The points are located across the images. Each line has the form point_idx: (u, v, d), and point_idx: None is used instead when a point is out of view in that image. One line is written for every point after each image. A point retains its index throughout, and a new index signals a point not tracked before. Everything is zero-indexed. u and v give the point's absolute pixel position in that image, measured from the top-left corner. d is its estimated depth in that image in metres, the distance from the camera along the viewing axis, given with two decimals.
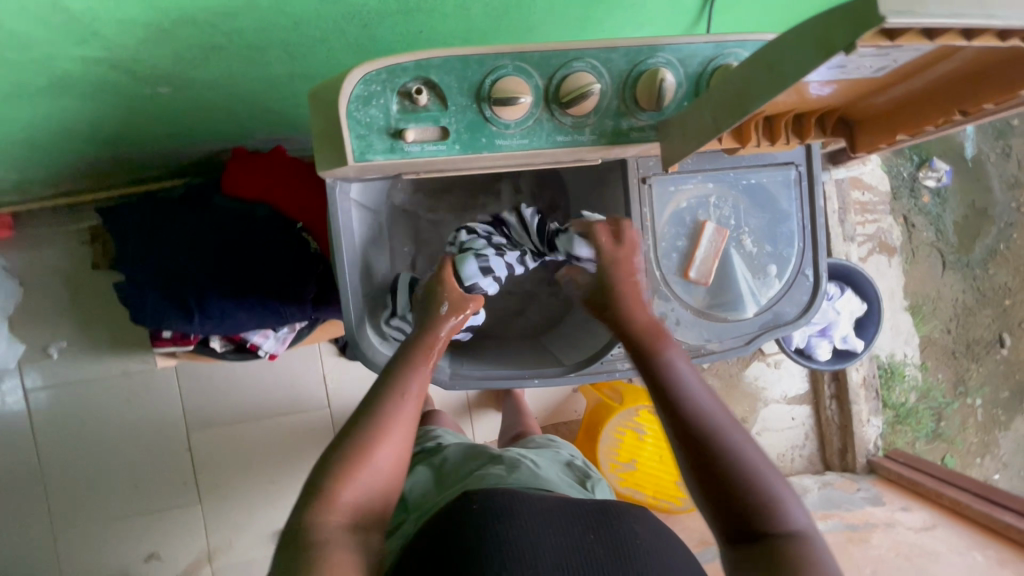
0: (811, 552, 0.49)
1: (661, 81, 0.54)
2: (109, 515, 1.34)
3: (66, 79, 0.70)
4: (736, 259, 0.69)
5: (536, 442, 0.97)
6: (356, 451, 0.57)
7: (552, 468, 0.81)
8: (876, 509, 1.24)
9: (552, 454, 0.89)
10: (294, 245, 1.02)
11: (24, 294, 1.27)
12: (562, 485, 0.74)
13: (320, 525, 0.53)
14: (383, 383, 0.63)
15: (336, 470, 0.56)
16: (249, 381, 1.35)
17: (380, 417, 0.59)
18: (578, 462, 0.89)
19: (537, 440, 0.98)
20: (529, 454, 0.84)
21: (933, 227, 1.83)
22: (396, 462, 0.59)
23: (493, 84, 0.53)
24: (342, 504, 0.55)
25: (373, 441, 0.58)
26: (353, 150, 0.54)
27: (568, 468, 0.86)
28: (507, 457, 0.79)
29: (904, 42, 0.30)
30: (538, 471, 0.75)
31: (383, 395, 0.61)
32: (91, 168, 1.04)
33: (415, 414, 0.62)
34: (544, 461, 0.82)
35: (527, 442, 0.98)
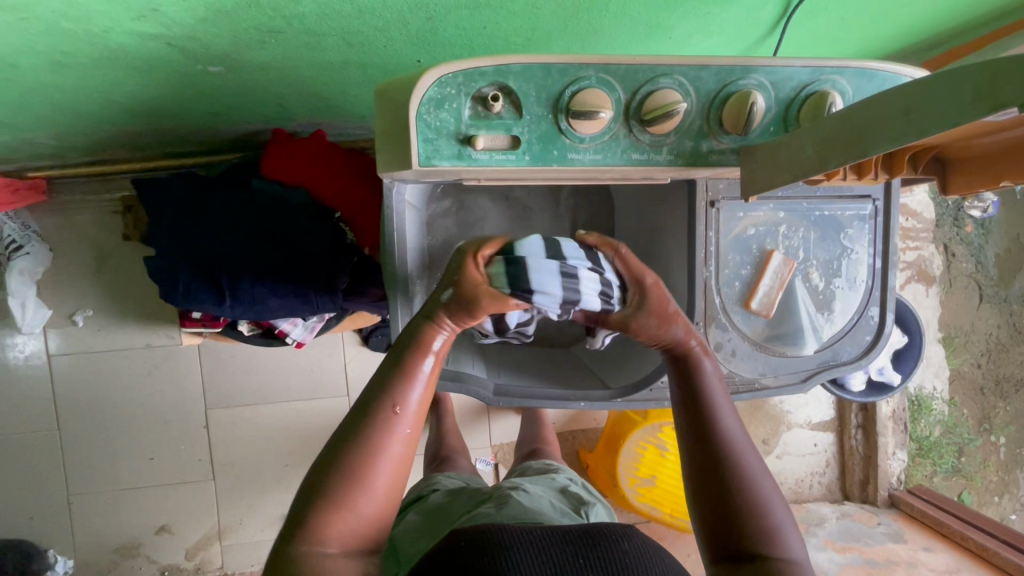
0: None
1: (752, 104, 0.50)
2: (125, 485, 1.35)
3: (119, 52, 0.68)
4: (800, 292, 0.66)
5: (535, 468, 0.93)
6: (343, 469, 0.50)
7: (545, 495, 0.76)
8: (898, 546, 1.21)
9: (547, 480, 0.84)
10: (329, 235, 1.00)
11: (53, 260, 1.26)
12: (554, 518, 0.68)
13: (307, 558, 0.48)
14: (377, 391, 0.54)
15: (321, 490, 0.50)
16: (270, 364, 1.34)
17: (373, 436, 0.52)
18: (573, 487, 0.83)
19: (535, 466, 0.94)
20: (521, 484, 0.79)
21: (974, 258, 1.77)
22: (393, 484, 0.52)
23: (573, 95, 0.50)
24: (329, 534, 0.49)
25: (365, 461, 0.51)
26: (419, 154, 0.52)
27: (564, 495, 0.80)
28: (498, 492, 0.74)
29: None
30: (529, 502, 0.70)
31: (375, 407, 0.53)
32: (131, 139, 1.02)
33: (411, 431, 0.54)
34: (536, 489, 0.77)
35: (526, 469, 0.95)
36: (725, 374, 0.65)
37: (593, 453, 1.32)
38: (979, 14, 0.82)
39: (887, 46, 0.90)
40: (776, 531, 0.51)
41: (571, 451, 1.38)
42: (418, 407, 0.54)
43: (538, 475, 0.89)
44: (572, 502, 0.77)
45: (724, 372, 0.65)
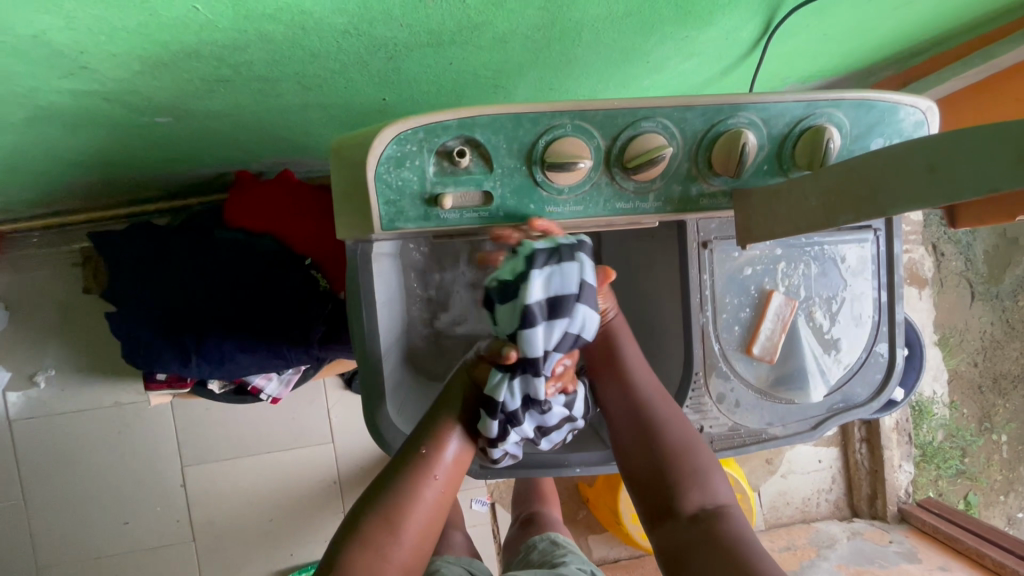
0: (731, 521, 0.52)
1: (744, 145, 0.46)
2: (97, 554, 1.26)
3: (53, 111, 0.62)
4: (805, 333, 0.61)
5: (540, 551, 0.79)
6: (378, 514, 0.53)
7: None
8: (913, 567, 1.17)
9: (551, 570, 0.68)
10: (299, 283, 0.94)
11: (10, 319, 1.18)
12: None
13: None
14: (413, 443, 0.57)
15: (355, 534, 0.52)
16: (249, 414, 1.27)
17: (406, 483, 0.55)
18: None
19: (540, 545, 0.81)
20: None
21: (963, 257, 1.75)
22: (423, 536, 0.54)
23: (548, 145, 0.46)
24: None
25: (402, 511, 0.53)
26: (381, 218, 0.46)
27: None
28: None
29: None
30: None
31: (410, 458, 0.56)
32: (83, 191, 0.96)
33: (444, 486, 0.56)
34: None
35: (531, 550, 0.81)
36: (729, 428, 0.60)
37: (593, 488, 1.26)
38: (964, 23, 0.79)
39: (871, 58, 0.87)
40: (705, 477, 0.54)
41: (570, 486, 1.33)
42: (450, 463, 0.57)
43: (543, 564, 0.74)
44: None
45: (728, 425, 0.60)
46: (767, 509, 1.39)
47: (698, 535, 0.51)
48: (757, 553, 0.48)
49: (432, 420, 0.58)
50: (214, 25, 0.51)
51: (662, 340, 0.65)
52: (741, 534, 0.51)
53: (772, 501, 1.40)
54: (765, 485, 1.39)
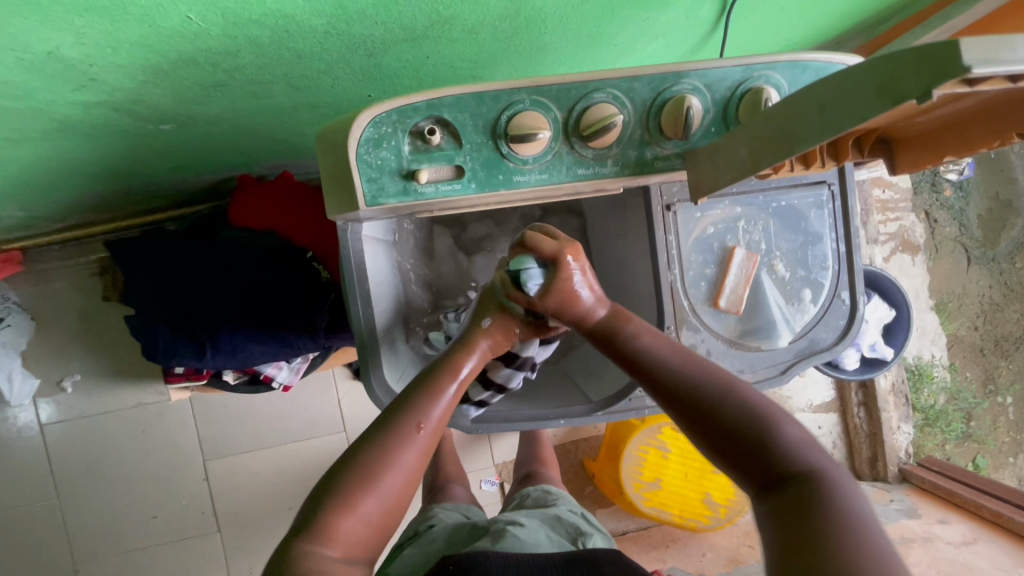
0: (831, 481, 0.45)
1: (688, 108, 0.50)
2: (128, 547, 1.33)
3: (67, 123, 0.68)
4: (768, 284, 0.66)
5: (533, 498, 0.88)
6: (361, 468, 0.52)
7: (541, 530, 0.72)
8: (913, 523, 1.20)
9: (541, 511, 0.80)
10: (302, 275, 1.00)
11: (36, 329, 1.26)
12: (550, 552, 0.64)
13: (308, 559, 0.47)
14: (403, 406, 0.57)
15: (337, 487, 0.51)
16: (264, 408, 1.33)
17: (390, 445, 0.54)
18: (567, 515, 0.80)
19: (534, 494, 0.90)
20: (517, 518, 0.75)
21: (956, 222, 1.77)
22: (403, 494, 0.53)
23: (509, 120, 0.51)
24: (337, 532, 0.49)
25: (383, 464, 0.53)
26: (365, 195, 0.52)
27: (560, 525, 0.77)
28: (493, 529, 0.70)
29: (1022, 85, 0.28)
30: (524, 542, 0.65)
31: (396, 419, 0.56)
32: (98, 202, 1.02)
33: (428, 446, 0.56)
34: (532, 524, 0.73)
35: (524, 497, 0.91)
36: None
37: (596, 462, 1.30)
38: None
39: (833, 29, 0.91)
40: (788, 441, 0.48)
41: (575, 462, 1.37)
42: (437, 425, 0.57)
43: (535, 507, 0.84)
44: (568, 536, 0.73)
45: None
46: None
47: (792, 504, 0.45)
48: (861, 517, 0.42)
49: (422, 381, 0.59)
50: (208, 32, 0.56)
51: (638, 300, 0.70)
52: (845, 497, 0.44)
53: None
54: None
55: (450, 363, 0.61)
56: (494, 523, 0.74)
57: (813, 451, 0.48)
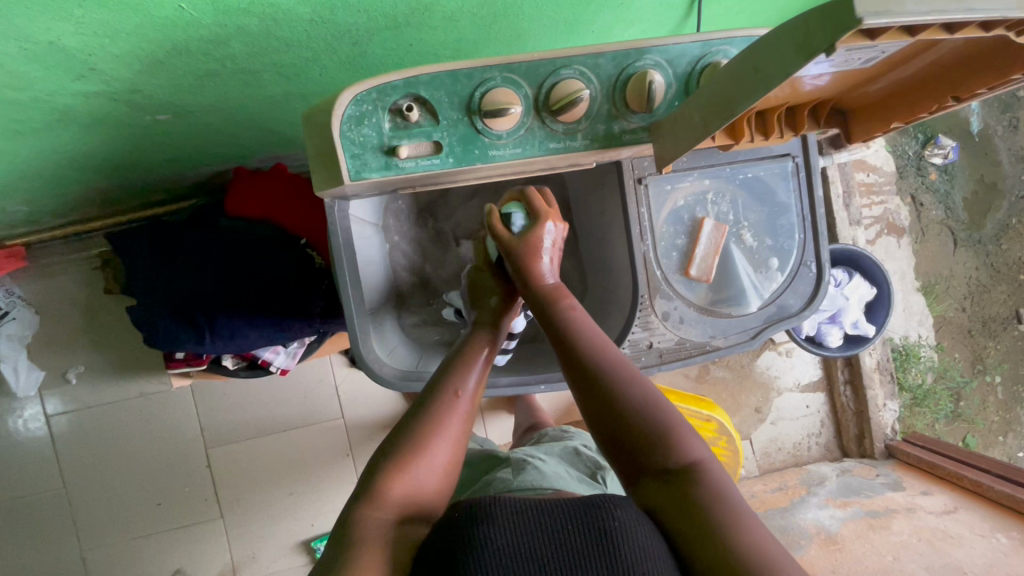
0: (709, 474, 0.51)
1: (651, 82, 0.53)
2: (134, 534, 1.37)
3: (67, 114, 0.72)
4: (737, 254, 0.70)
5: (551, 437, 0.99)
6: (412, 434, 0.56)
7: (561, 464, 0.84)
8: (897, 494, 1.23)
9: (561, 446, 0.91)
10: (297, 261, 1.03)
11: (41, 323, 1.29)
12: (566, 483, 0.76)
13: (368, 523, 0.50)
14: (439, 379, 0.62)
15: (389, 454, 0.55)
16: (264, 396, 1.37)
17: (434, 414, 0.58)
18: (586, 450, 0.91)
19: (552, 432, 1.01)
20: (536, 452, 0.87)
21: (942, 205, 1.80)
22: (453, 458, 0.57)
23: (482, 96, 0.54)
24: (394, 495, 0.52)
25: (432, 429, 0.57)
26: (349, 170, 0.55)
27: (578, 459, 0.88)
28: (516, 460, 0.83)
29: (927, 35, 0.31)
30: (540, 470, 0.77)
31: (436, 391, 0.60)
32: (99, 195, 1.06)
33: (468, 413, 0.60)
34: (550, 457, 0.85)
35: (542, 437, 1.02)
36: (676, 341, 0.68)
37: None
38: None
39: None
40: (676, 435, 0.53)
41: None
42: (474, 394, 0.62)
43: (554, 443, 0.95)
44: (586, 470, 0.85)
45: (675, 338, 0.68)
46: (759, 455, 1.46)
47: (670, 488, 0.50)
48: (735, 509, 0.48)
49: (455, 358, 0.64)
50: (200, 21, 0.59)
51: (615, 272, 0.73)
52: (719, 489, 0.49)
53: (764, 447, 1.46)
54: (754, 432, 1.45)
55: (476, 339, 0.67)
56: (515, 455, 0.87)
57: (692, 440, 0.53)
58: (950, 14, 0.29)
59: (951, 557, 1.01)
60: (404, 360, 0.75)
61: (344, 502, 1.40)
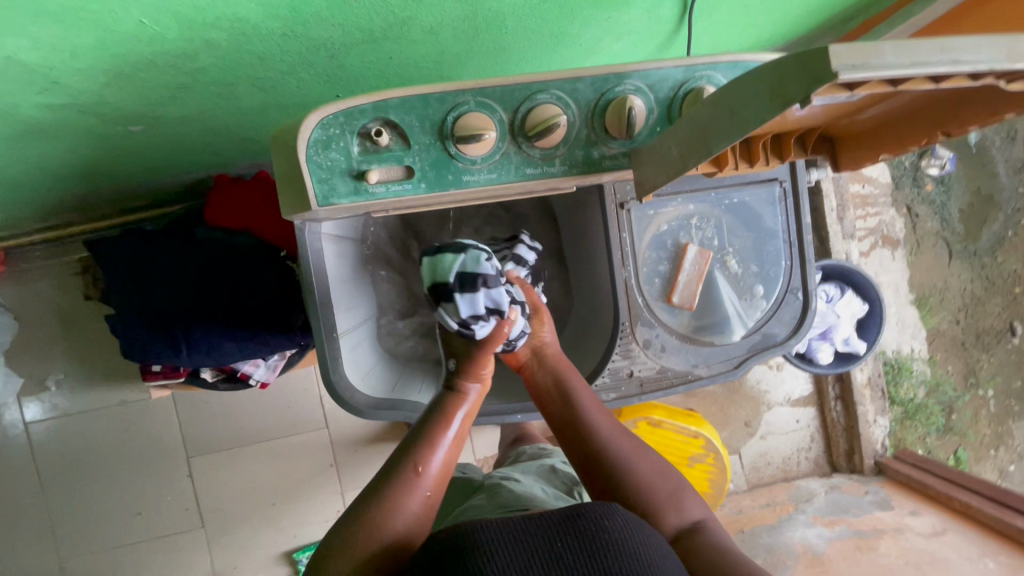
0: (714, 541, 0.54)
1: (630, 108, 0.51)
2: (113, 543, 1.35)
3: (33, 126, 0.69)
4: (721, 280, 0.68)
5: (529, 453, 1.01)
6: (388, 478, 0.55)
7: (538, 481, 0.85)
8: (885, 514, 1.21)
9: (538, 463, 0.93)
10: (278, 273, 1.01)
11: (20, 329, 1.27)
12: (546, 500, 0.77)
13: None
14: (406, 448, 0.58)
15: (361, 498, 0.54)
16: (247, 405, 1.35)
17: (395, 486, 0.54)
18: (562, 465, 0.93)
19: (529, 450, 1.03)
20: (514, 471, 0.88)
21: (937, 217, 1.78)
22: (429, 503, 0.56)
23: (455, 120, 0.52)
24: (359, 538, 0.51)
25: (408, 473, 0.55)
26: (316, 195, 0.53)
27: (555, 475, 0.90)
28: (492, 483, 0.83)
29: (909, 87, 0.30)
30: (520, 488, 0.79)
31: (401, 460, 0.57)
32: (76, 202, 1.03)
33: (435, 488, 0.56)
34: (528, 476, 0.86)
35: (520, 454, 1.03)
36: (657, 370, 0.66)
37: None
38: None
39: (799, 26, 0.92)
40: (679, 500, 0.57)
41: None
42: (440, 468, 0.57)
43: (532, 460, 0.96)
44: (564, 485, 0.87)
45: (656, 367, 0.66)
46: (748, 470, 1.45)
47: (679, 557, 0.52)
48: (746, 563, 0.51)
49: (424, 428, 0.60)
50: (164, 36, 0.57)
51: (597, 295, 0.71)
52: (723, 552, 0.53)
53: (753, 462, 1.45)
54: (743, 447, 1.44)
55: (446, 408, 0.62)
56: (491, 476, 0.87)
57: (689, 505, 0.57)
58: (933, 66, 0.28)
59: None
60: (378, 384, 0.74)
61: (327, 513, 1.38)
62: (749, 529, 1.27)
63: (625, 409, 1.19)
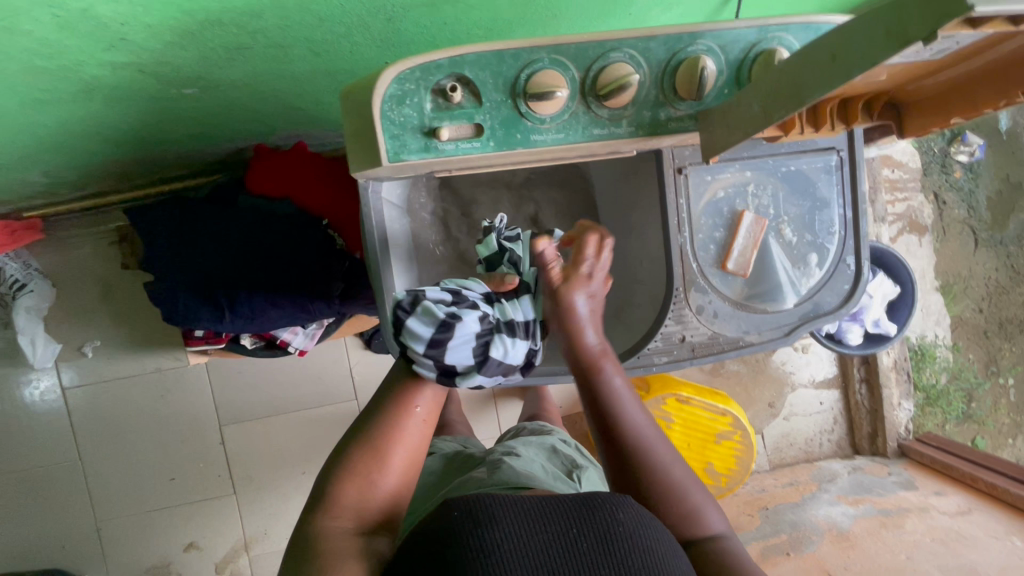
0: (728, 551, 0.57)
1: (703, 69, 0.52)
2: (147, 507, 1.38)
3: (95, 85, 0.70)
4: (775, 249, 0.68)
5: (531, 430, 1.02)
6: (362, 449, 0.59)
7: (539, 459, 0.84)
8: (910, 494, 1.23)
9: (539, 441, 0.93)
10: (320, 242, 1.03)
11: (58, 296, 1.29)
12: (545, 479, 0.76)
13: (323, 534, 0.54)
14: (375, 429, 0.60)
15: (341, 465, 0.58)
16: (278, 375, 1.37)
17: (366, 464, 0.58)
18: (562, 447, 0.93)
19: (531, 427, 1.04)
20: (517, 446, 0.88)
21: (966, 204, 1.77)
22: (409, 468, 0.60)
23: (528, 78, 0.52)
24: (347, 507, 0.56)
25: (385, 444, 0.59)
26: (388, 151, 0.54)
27: (556, 456, 0.90)
28: (494, 458, 0.82)
29: None
30: (521, 466, 0.78)
31: (372, 441, 0.59)
32: (120, 169, 1.05)
33: (406, 462, 0.60)
34: (531, 453, 0.86)
35: (521, 430, 1.05)
36: (710, 335, 0.67)
37: None
38: None
39: None
40: (695, 516, 0.57)
41: (581, 432, 1.40)
42: (407, 451, 0.60)
43: (533, 437, 0.97)
44: (563, 466, 0.86)
45: (708, 333, 0.67)
46: (771, 450, 1.46)
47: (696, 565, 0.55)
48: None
49: (387, 410, 0.61)
50: None
51: (647, 263, 0.72)
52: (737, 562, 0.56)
53: (775, 443, 1.46)
54: (766, 427, 1.45)
55: (403, 398, 0.62)
56: (493, 451, 0.86)
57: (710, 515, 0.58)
58: None
59: (965, 558, 1.01)
60: None
61: None
62: (772, 507, 1.29)
63: (654, 385, 1.20)
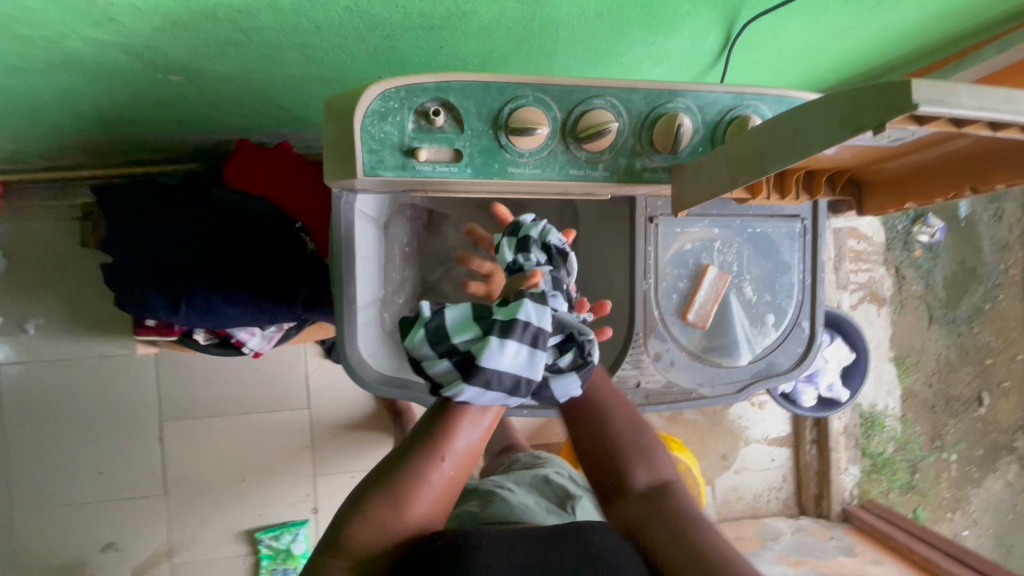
0: (671, 497, 0.54)
1: (679, 125, 0.53)
2: (67, 501, 1.30)
3: (76, 61, 0.69)
4: (736, 305, 0.71)
5: (523, 462, 0.98)
6: (382, 491, 0.51)
7: (530, 493, 0.80)
8: (848, 560, 1.26)
9: (531, 473, 0.88)
10: (289, 244, 1.02)
11: (7, 266, 1.23)
12: (539, 514, 0.73)
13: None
14: (404, 465, 0.52)
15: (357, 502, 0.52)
16: (230, 374, 1.33)
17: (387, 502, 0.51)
18: (557, 477, 0.87)
19: (524, 458, 1.00)
20: (507, 482, 0.83)
21: (922, 281, 1.84)
22: (434, 514, 0.52)
23: (510, 113, 0.53)
24: (356, 549, 0.50)
25: (409, 487, 0.51)
26: (364, 165, 0.53)
27: (548, 487, 0.84)
28: (483, 489, 0.79)
29: (972, 130, 0.34)
30: (513, 499, 0.74)
31: (398, 482, 0.51)
32: (93, 146, 1.01)
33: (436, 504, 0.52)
34: (521, 487, 0.82)
35: (514, 463, 1.00)
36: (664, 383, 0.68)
37: None
38: None
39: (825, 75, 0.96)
40: (639, 454, 0.56)
41: None
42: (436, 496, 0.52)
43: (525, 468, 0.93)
44: (556, 497, 0.81)
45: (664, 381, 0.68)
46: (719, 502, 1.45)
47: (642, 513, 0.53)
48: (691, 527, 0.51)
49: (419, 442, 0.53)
50: None
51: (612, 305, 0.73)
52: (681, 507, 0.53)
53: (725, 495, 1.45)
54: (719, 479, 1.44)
55: (443, 434, 0.52)
56: (484, 483, 0.83)
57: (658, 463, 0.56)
58: (993, 111, 0.32)
59: None
60: (387, 362, 0.75)
61: (297, 494, 1.37)
62: None
63: None
